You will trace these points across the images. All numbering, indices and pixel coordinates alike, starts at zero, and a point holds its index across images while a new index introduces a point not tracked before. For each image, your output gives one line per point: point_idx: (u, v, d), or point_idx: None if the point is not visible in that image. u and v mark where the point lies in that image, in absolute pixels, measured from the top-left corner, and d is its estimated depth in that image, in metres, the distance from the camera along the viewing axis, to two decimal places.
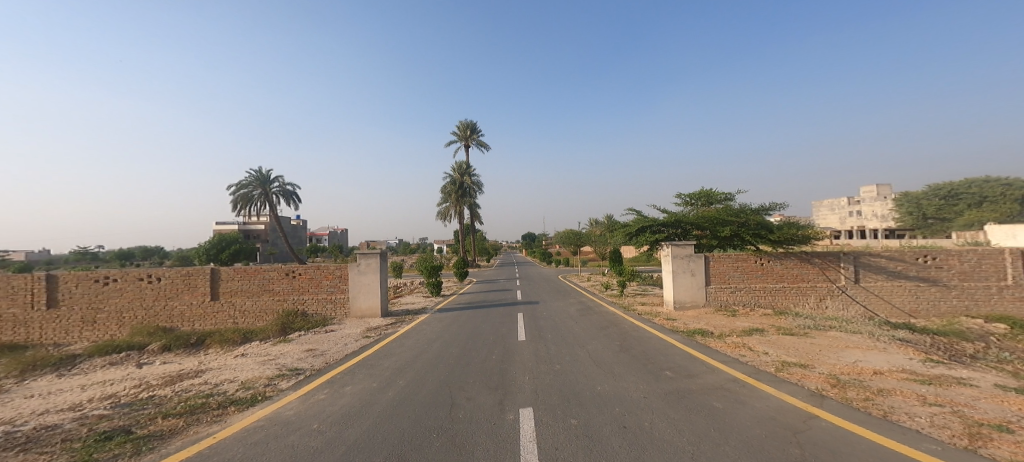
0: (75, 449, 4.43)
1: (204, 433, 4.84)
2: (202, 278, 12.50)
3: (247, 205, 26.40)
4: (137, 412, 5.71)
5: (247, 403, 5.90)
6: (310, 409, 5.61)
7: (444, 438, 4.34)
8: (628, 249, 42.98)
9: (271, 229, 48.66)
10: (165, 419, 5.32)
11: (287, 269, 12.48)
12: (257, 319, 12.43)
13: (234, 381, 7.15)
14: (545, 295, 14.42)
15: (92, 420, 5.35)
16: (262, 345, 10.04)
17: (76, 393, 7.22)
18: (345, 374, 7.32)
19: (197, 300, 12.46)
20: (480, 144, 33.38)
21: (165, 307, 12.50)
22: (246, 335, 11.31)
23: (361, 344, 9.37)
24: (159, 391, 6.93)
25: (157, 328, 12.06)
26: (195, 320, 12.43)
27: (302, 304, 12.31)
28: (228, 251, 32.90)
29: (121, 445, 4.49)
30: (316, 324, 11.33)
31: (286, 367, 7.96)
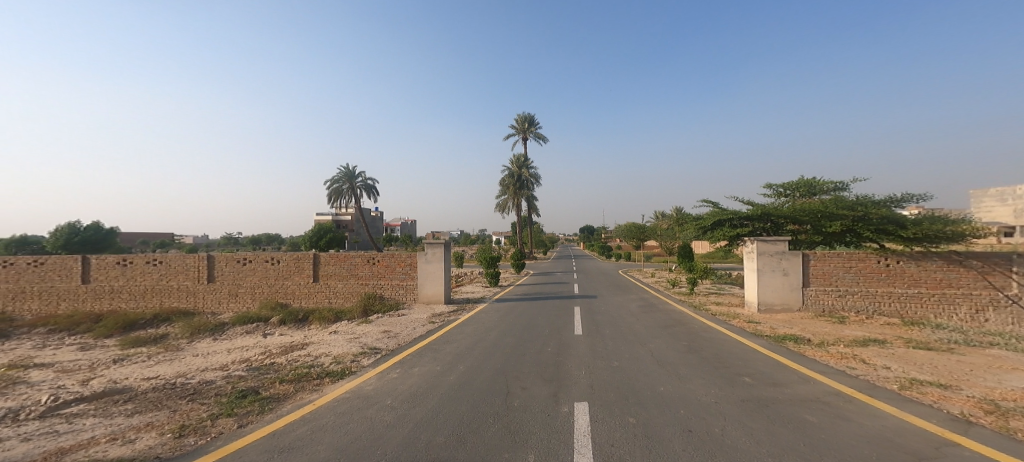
0: (222, 403, 5.40)
1: (307, 400, 5.58)
2: (307, 262, 14.28)
3: (338, 198, 29.38)
4: (263, 375, 6.78)
5: (337, 376, 6.66)
6: (385, 386, 6.17)
7: (499, 423, 4.51)
8: (702, 245, 39.55)
9: (359, 220, 53.60)
10: (281, 384, 6.24)
11: (368, 256, 13.69)
12: (346, 300, 13.89)
13: (329, 355, 8.11)
14: (605, 290, 14.01)
15: (234, 379, 6.48)
16: (349, 324, 11.22)
17: (221, 356, 8.74)
18: (414, 356, 7.89)
19: (304, 281, 14.23)
20: (538, 136, 33.17)
21: (282, 286, 14.44)
22: (338, 314, 12.72)
23: (427, 329, 10.02)
24: (276, 359, 8.12)
25: (276, 303, 14.06)
26: (302, 298, 14.24)
27: (380, 289, 13.46)
28: (325, 239, 36.90)
29: (252, 403, 5.38)
30: (391, 308, 12.38)
31: (368, 346, 8.81)
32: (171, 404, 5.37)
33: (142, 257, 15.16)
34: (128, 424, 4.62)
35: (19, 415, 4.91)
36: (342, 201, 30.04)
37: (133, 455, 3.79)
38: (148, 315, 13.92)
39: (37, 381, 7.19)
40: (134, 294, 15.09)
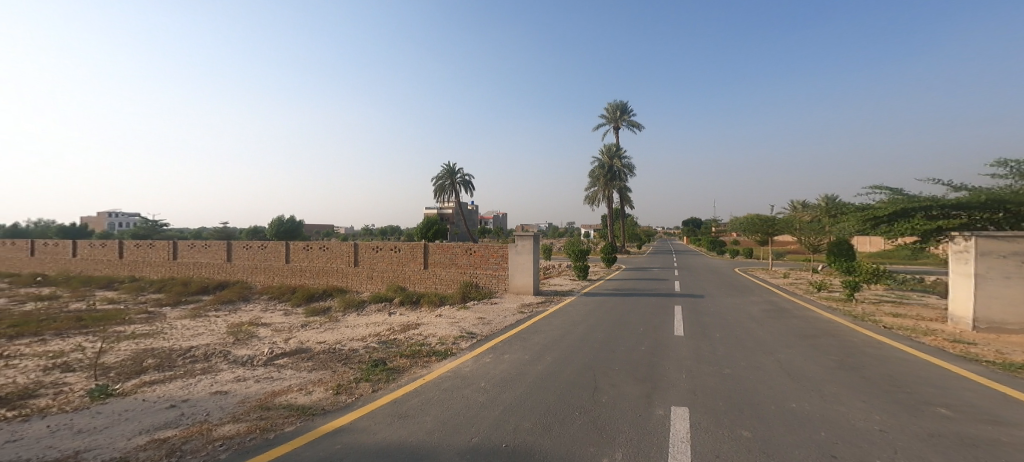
0: (362, 369, 6.46)
1: (419, 374, 6.28)
2: (419, 250, 15.72)
3: (442, 194, 31.72)
4: (389, 349, 7.93)
5: (442, 355, 7.32)
6: (480, 368, 6.59)
7: (586, 418, 4.40)
8: (864, 240, 33.86)
9: (458, 214, 57.63)
10: (401, 358, 7.20)
11: (466, 246, 14.57)
12: (449, 287, 14.98)
13: (435, 336, 8.96)
14: (711, 289, 12.72)
15: (370, 350, 7.81)
16: (450, 309, 12.15)
17: (360, 329, 10.46)
18: (505, 343, 8.21)
19: (416, 268, 15.73)
20: (631, 123, 31.35)
21: (401, 271, 16.06)
22: (443, 298, 13.87)
23: (517, 318, 10.28)
24: (397, 336, 9.26)
25: (397, 286, 15.75)
26: (414, 283, 15.75)
27: (476, 277, 14.23)
28: (432, 231, 40.37)
29: (381, 371, 6.31)
30: (485, 295, 13.02)
31: (466, 330, 9.45)
32: (332, 365, 6.72)
33: (317, 243, 17.81)
34: (308, 378, 5.95)
35: (257, 360, 7.02)
36: (445, 196, 32.38)
37: (312, 404, 4.87)
38: (319, 290, 16.70)
39: (266, 336, 9.82)
40: (310, 274, 17.85)
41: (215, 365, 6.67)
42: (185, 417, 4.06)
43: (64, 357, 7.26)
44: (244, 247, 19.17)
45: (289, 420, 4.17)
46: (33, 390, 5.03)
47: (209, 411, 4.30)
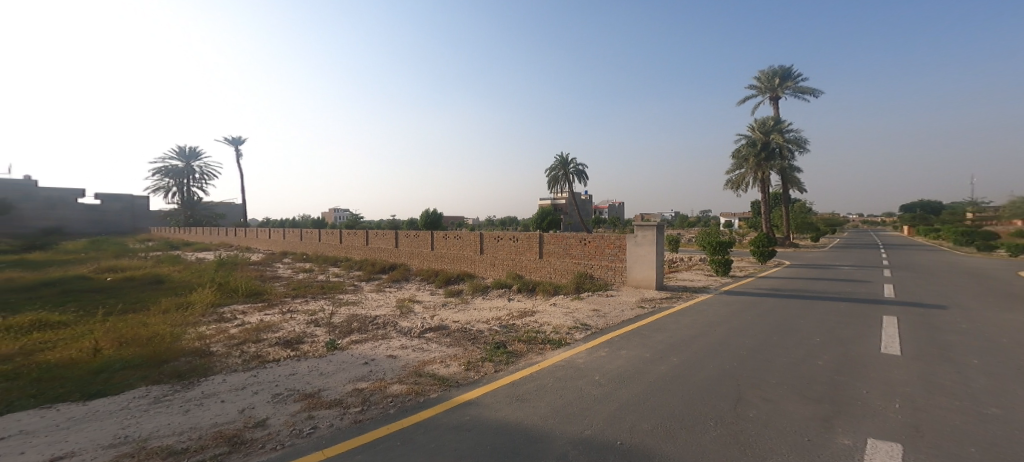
0: (485, 350, 6.98)
1: (535, 360, 6.40)
2: (534, 240, 15.93)
3: (555, 185, 31.76)
4: (508, 333, 8.24)
5: (557, 344, 7.27)
6: (594, 361, 6.31)
7: (723, 430, 3.79)
8: None
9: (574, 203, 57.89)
10: (519, 343, 7.44)
11: (580, 237, 14.23)
12: (562, 277, 14.83)
13: (549, 324, 8.95)
14: (900, 293, 9.95)
15: (492, 331, 8.40)
16: (564, 299, 12.09)
17: (485, 312, 11.08)
18: (623, 338, 7.72)
19: (532, 257, 15.98)
20: (794, 92, 26.87)
21: (519, 259, 16.50)
22: (556, 288, 13.84)
23: (636, 313, 9.52)
24: (515, 321, 9.53)
25: (512, 274, 16.25)
26: (530, 272, 16.02)
27: (591, 269, 13.80)
28: (547, 221, 40.84)
29: (501, 354, 6.70)
30: (600, 288, 12.56)
31: (580, 321, 9.22)
32: (464, 343, 7.51)
33: (452, 233, 19.36)
34: (446, 353, 6.89)
35: (412, 332, 8.54)
36: (559, 188, 32.40)
37: (449, 375, 5.75)
38: (455, 274, 18.25)
39: (417, 311, 11.60)
40: (447, 260, 19.74)
41: (388, 332, 8.63)
42: (370, 374, 5.86)
43: (314, 313, 11.34)
44: (405, 236, 22.31)
45: (433, 387, 5.26)
46: (298, 337, 8.32)
47: (385, 371, 6.00)
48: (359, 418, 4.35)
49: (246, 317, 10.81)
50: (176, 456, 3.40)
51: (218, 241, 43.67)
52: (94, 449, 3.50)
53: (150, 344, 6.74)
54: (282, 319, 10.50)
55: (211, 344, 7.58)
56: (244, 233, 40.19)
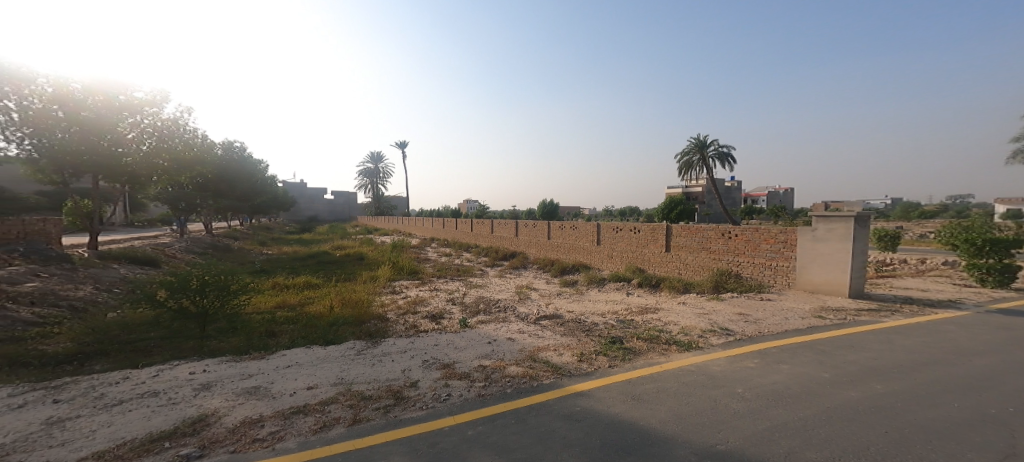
0: (600, 343, 6.47)
1: (656, 361, 5.64)
2: (660, 233, 14.55)
3: (689, 170, 28.86)
4: (627, 328, 7.57)
5: (685, 346, 6.27)
6: (736, 372, 5.19)
7: None
8: None
9: (712, 190, 52.24)
10: (638, 340, 6.68)
11: (722, 230, 12.39)
12: (696, 274, 13.17)
13: (677, 325, 7.84)
14: None
15: (609, 325, 7.84)
16: (698, 298, 10.61)
17: (601, 305, 10.45)
18: (780, 351, 6.23)
19: (658, 251, 14.63)
20: None
21: (642, 253, 15.32)
22: (686, 285, 12.29)
23: (803, 325, 7.56)
24: (634, 317, 8.71)
25: (634, 267, 15.11)
26: (655, 266, 14.71)
27: (737, 266, 11.91)
28: (676, 210, 37.15)
29: (617, 349, 6.13)
30: (751, 289, 10.56)
31: (718, 325, 7.86)
32: (578, 334, 7.20)
33: (567, 223, 19.19)
34: (558, 343, 6.63)
35: (528, 318, 8.71)
36: (692, 174, 29.50)
37: (562, 364, 5.56)
38: (570, 265, 17.92)
39: (534, 298, 11.73)
40: (563, 250, 19.61)
41: (508, 316, 8.96)
42: (493, 353, 6.09)
43: (453, 292, 12.53)
44: (524, 225, 23.11)
45: (546, 374, 5.17)
46: (442, 313, 9.32)
47: (505, 352, 6.14)
48: (483, 391, 4.64)
49: (407, 291, 12.78)
50: (365, 401, 4.43)
51: (393, 227, 52.30)
52: (321, 385, 4.88)
53: (356, 310, 9.14)
54: (430, 295, 12.02)
55: (386, 312, 9.39)
56: (411, 217, 47.15)
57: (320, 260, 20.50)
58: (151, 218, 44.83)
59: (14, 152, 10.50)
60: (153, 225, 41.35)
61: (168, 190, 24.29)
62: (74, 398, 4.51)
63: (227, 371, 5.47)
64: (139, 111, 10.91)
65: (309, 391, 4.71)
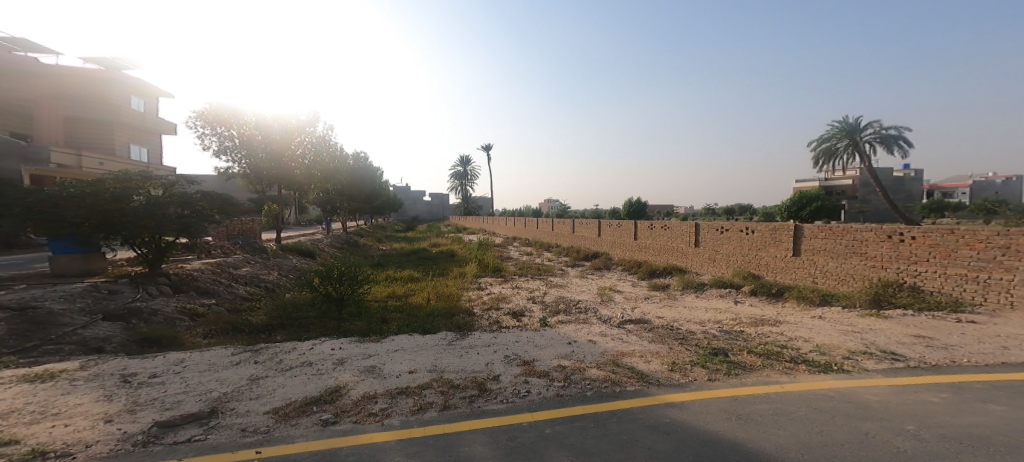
0: (697, 354, 5.48)
1: (773, 381, 4.51)
2: (785, 232, 11.05)
3: (830, 160, 24.76)
4: (734, 341, 6.39)
5: (819, 368, 4.87)
6: (903, 404, 3.73)
7: None
8: None
9: (864, 181, 43.05)
10: (749, 354, 5.47)
11: (887, 229, 8.64)
12: (842, 285, 9.38)
13: (810, 341, 6.13)
14: None
15: (709, 336, 6.71)
16: (843, 313, 7.74)
17: (700, 312, 9.11)
18: (986, 385, 4.25)
19: (780, 254, 11.11)
20: None
21: (755, 257, 11.88)
22: (824, 298, 8.86)
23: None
24: (745, 328, 7.34)
25: (747, 273, 11.70)
26: (776, 273, 11.12)
27: (919, 279, 8.02)
28: (809, 208, 31.12)
29: (720, 363, 5.10)
30: (945, 310, 7.00)
31: (878, 346, 5.80)
32: (669, 342, 6.25)
33: (659, 222, 16.82)
34: (646, 348, 5.82)
35: (612, 321, 8.01)
36: (834, 164, 25.27)
37: (649, 372, 4.82)
38: (661, 267, 15.37)
39: (618, 300, 10.79)
40: (653, 251, 17.08)
41: (589, 318, 8.39)
42: (572, 354, 5.56)
43: (533, 290, 12.57)
44: (608, 225, 21.47)
45: (630, 380, 4.53)
46: (522, 309, 9.54)
47: (585, 354, 5.58)
48: (560, 392, 4.22)
49: (490, 288, 13.06)
50: (456, 388, 4.33)
51: (481, 228, 54.25)
52: (419, 370, 4.91)
53: (448, 303, 9.79)
54: (512, 292, 12.19)
55: (472, 306, 9.90)
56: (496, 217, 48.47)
57: (419, 256, 22.14)
58: (309, 218, 53.51)
59: (236, 170, 17.13)
60: (310, 224, 49.66)
61: (319, 195, 29.26)
62: (268, 361, 5.39)
63: (354, 349, 5.88)
64: (307, 132, 17.26)
65: (409, 375, 4.77)
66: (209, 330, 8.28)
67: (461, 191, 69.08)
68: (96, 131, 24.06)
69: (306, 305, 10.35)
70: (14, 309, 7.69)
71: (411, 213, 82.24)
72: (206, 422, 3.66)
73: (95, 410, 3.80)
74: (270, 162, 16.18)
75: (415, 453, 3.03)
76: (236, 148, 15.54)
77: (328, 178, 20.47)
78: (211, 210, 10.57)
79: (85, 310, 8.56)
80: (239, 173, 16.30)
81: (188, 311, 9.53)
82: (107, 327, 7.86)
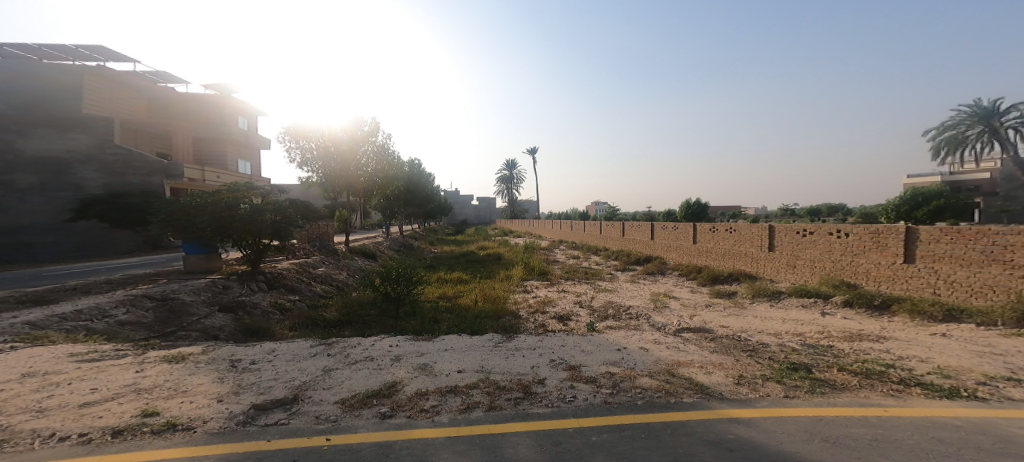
0: (772, 368, 5.05)
1: (871, 402, 4.01)
2: (892, 235, 9.12)
3: (957, 149, 21.53)
4: (820, 356, 5.79)
5: (938, 392, 4.18)
6: None
7: None
8: None
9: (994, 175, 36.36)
10: (840, 371, 4.90)
11: None
12: (976, 300, 7.54)
13: (928, 362, 5.21)
14: None
15: (788, 350, 6.13)
16: (976, 332, 6.38)
17: (774, 324, 8.12)
18: None
19: (885, 262, 9.20)
20: None
21: (851, 264, 10.05)
22: (954, 315, 7.14)
23: None
24: (835, 343, 6.54)
25: (841, 282, 9.84)
26: (879, 283, 9.22)
27: None
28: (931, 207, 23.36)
29: (801, 379, 4.65)
30: None
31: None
32: (736, 353, 5.82)
33: (725, 225, 15.22)
34: (708, 359, 5.48)
35: (667, 329, 7.60)
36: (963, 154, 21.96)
37: (711, 384, 4.53)
38: (725, 272, 13.64)
39: (674, 308, 10.14)
40: (715, 255, 15.49)
41: (640, 324, 8.05)
42: (621, 361, 5.38)
43: (580, 294, 12.33)
44: (663, 227, 20.10)
45: (688, 392, 4.31)
46: (569, 314, 9.39)
47: (635, 362, 5.38)
48: (608, 399, 4.13)
49: (537, 291, 13.06)
50: (501, 389, 4.38)
51: (528, 230, 54.24)
52: (467, 370, 5.04)
53: (495, 305, 9.97)
54: (558, 295, 12.10)
55: (519, 309, 9.97)
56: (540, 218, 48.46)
57: (468, 258, 22.74)
58: (370, 223, 57.03)
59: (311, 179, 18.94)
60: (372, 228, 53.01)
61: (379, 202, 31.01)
62: (339, 354, 5.87)
63: (409, 347, 6.19)
64: (373, 140, 18.77)
65: (457, 374, 4.91)
66: (295, 321, 9.38)
67: (506, 194, 70.15)
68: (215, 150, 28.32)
69: (370, 303, 11.11)
70: (158, 299, 9.31)
71: (462, 217, 85.28)
72: (289, 408, 4.02)
73: (211, 391, 4.35)
74: (341, 169, 17.71)
75: (462, 451, 3.13)
76: (313, 155, 17.32)
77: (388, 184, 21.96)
78: (297, 215, 11.86)
79: (207, 301, 10.04)
80: (314, 182, 17.99)
81: (279, 305, 10.79)
82: (219, 317, 9.12)
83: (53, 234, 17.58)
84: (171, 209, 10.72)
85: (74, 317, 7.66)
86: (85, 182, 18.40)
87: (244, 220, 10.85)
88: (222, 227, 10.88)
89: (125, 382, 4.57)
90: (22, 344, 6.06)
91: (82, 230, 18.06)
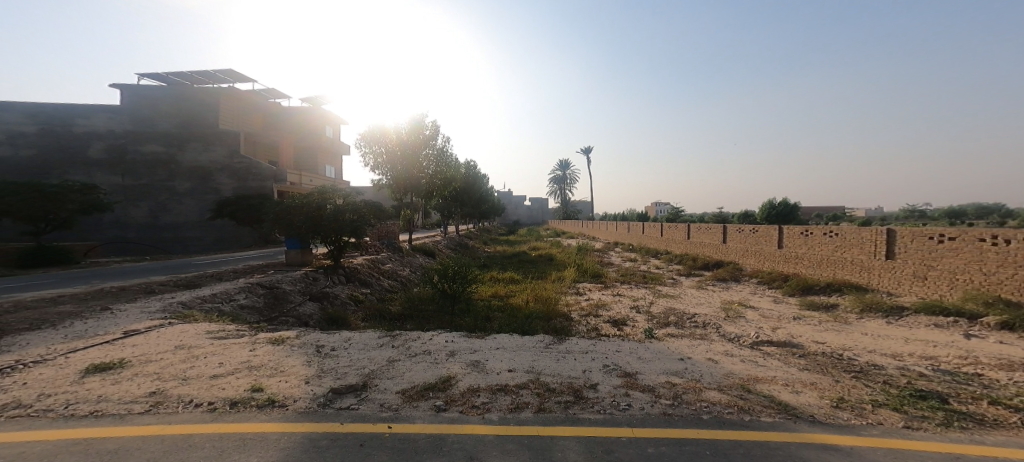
0: (887, 394, 3.94)
1: None
2: None
3: None
4: (961, 385, 4.45)
5: None
6: None
7: None
8: None
9: None
10: (992, 405, 3.70)
11: None
12: None
13: None
14: None
15: (911, 374, 4.79)
16: None
17: (893, 343, 6.56)
18: None
19: None
20: None
21: (1015, 278, 7.59)
22: None
23: None
24: (985, 371, 5.00)
25: (999, 299, 7.52)
26: None
27: None
28: None
29: (931, 409, 3.55)
30: None
31: None
32: (833, 373, 4.67)
33: (820, 228, 12.82)
34: (795, 376, 4.42)
35: (742, 341, 6.64)
36: None
37: (799, 405, 3.61)
38: (823, 281, 11.46)
39: (750, 318, 8.90)
40: (808, 262, 13.18)
41: (708, 334, 7.18)
42: (685, 372, 4.51)
43: (638, 299, 11.46)
44: (738, 230, 17.95)
45: (768, 410, 3.46)
46: (624, 319, 8.76)
47: (703, 374, 4.47)
48: (668, 410, 3.42)
49: (590, 293, 12.46)
50: (551, 392, 3.79)
51: (579, 231, 52.74)
52: (517, 370, 4.43)
53: (546, 307, 9.54)
54: (613, 299, 11.40)
55: (570, 311, 9.47)
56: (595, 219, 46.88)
57: (520, 258, 22.53)
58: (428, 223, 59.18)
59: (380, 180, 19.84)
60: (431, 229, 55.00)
61: (439, 203, 31.88)
62: (402, 346, 5.50)
63: (463, 343, 5.72)
64: (435, 140, 19.33)
65: (508, 373, 4.32)
66: (365, 314, 9.72)
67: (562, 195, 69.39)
68: (308, 156, 31.18)
69: (430, 299, 11.27)
70: (266, 286, 10.25)
71: (515, 218, 85.48)
72: (360, 393, 3.73)
73: (300, 372, 4.25)
74: (406, 168, 18.38)
75: (510, 451, 2.68)
76: (380, 154, 18.23)
77: (448, 185, 22.47)
78: (370, 215, 12.38)
79: (299, 290, 10.86)
80: (384, 183, 18.71)
81: (353, 297, 11.40)
82: (310, 305, 9.85)
83: (201, 229, 20.65)
84: (277, 210, 11.88)
85: (210, 299, 8.68)
86: (220, 187, 20.91)
87: (329, 219, 11.70)
88: (314, 225, 11.89)
89: (242, 359, 4.66)
90: (177, 321, 6.81)
91: (219, 227, 20.72)
